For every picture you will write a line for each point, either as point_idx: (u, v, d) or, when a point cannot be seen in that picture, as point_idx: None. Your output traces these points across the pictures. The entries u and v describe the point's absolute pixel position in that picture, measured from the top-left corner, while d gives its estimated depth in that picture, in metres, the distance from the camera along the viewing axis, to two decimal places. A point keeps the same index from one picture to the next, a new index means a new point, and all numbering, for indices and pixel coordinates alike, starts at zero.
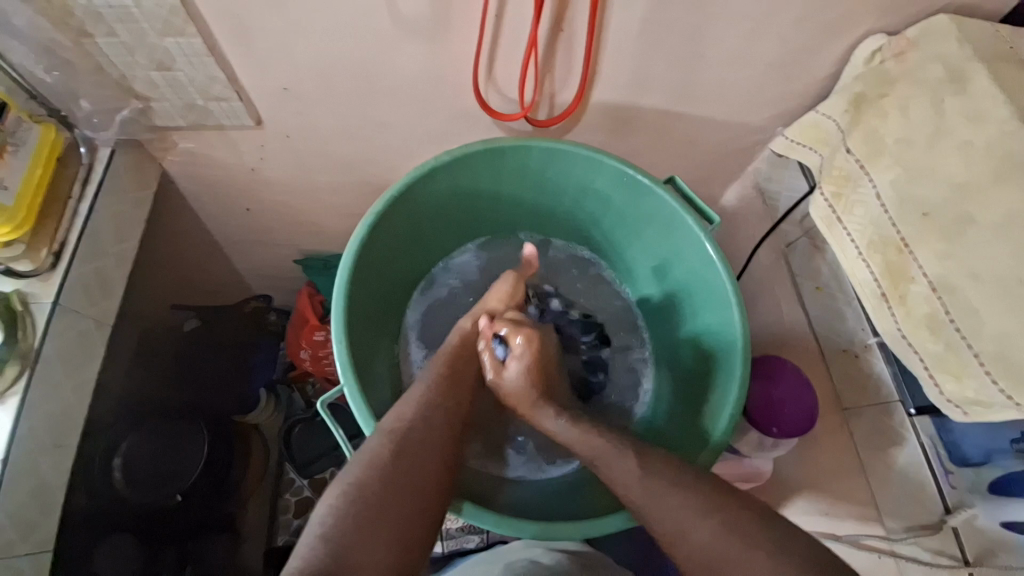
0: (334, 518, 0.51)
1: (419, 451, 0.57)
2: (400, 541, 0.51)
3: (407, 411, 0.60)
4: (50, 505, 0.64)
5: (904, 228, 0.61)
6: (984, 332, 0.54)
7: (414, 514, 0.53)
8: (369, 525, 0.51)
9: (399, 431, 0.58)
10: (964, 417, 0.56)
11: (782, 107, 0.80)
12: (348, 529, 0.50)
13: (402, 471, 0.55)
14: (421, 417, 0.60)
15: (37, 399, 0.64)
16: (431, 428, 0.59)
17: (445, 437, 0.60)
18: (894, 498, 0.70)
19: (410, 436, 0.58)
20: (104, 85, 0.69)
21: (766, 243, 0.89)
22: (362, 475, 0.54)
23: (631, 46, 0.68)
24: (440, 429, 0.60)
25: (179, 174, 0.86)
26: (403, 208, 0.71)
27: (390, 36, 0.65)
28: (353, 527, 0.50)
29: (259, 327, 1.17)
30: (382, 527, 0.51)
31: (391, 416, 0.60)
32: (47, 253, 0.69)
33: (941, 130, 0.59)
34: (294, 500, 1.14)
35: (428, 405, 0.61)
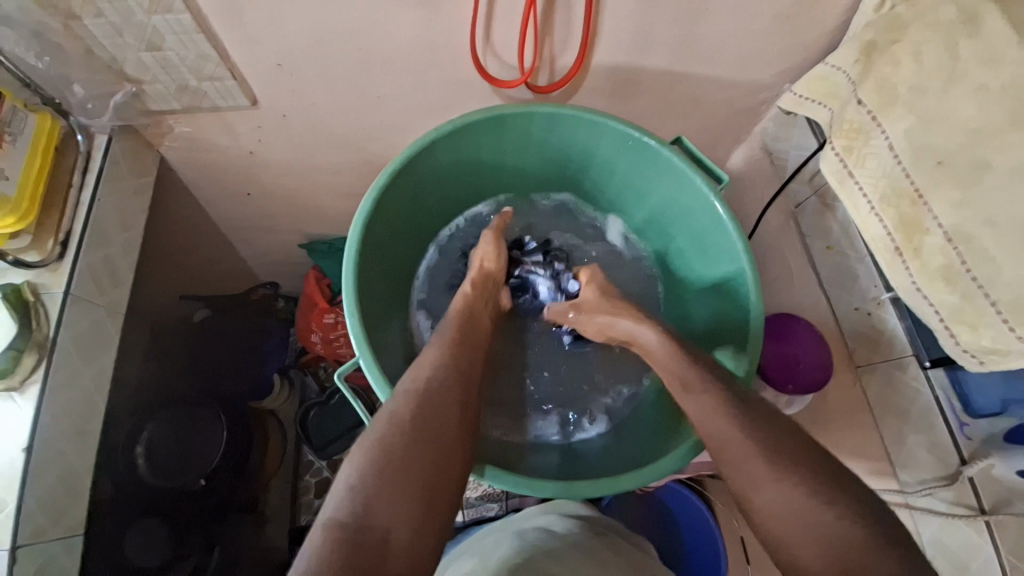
0: (362, 474, 0.50)
1: (441, 408, 0.56)
2: (429, 502, 0.50)
3: (425, 370, 0.60)
4: (78, 491, 0.66)
5: (917, 177, 0.59)
6: (1001, 280, 0.53)
7: (441, 468, 0.52)
8: (396, 486, 0.49)
9: (421, 393, 0.57)
10: (980, 366, 0.56)
11: (788, 61, 0.78)
12: (376, 485, 0.49)
13: (428, 434, 0.54)
14: (439, 374, 0.59)
15: (57, 388, 0.65)
16: (450, 383, 0.59)
17: (463, 392, 0.60)
18: (907, 452, 0.70)
19: (431, 392, 0.57)
20: (96, 70, 0.68)
21: (774, 205, 0.89)
22: (385, 433, 0.53)
23: (632, 2, 0.66)
24: (458, 384, 0.59)
25: (178, 160, 0.85)
26: (406, 181, 0.70)
27: (383, 3, 0.63)
28: (381, 486, 0.49)
29: (268, 312, 1.19)
30: (410, 480, 0.50)
31: (411, 380, 0.59)
32: (53, 243, 0.69)
33: (955, 76, 0.57)
34: (314, 481, 1.20)
35: (445, 361, 0.61)
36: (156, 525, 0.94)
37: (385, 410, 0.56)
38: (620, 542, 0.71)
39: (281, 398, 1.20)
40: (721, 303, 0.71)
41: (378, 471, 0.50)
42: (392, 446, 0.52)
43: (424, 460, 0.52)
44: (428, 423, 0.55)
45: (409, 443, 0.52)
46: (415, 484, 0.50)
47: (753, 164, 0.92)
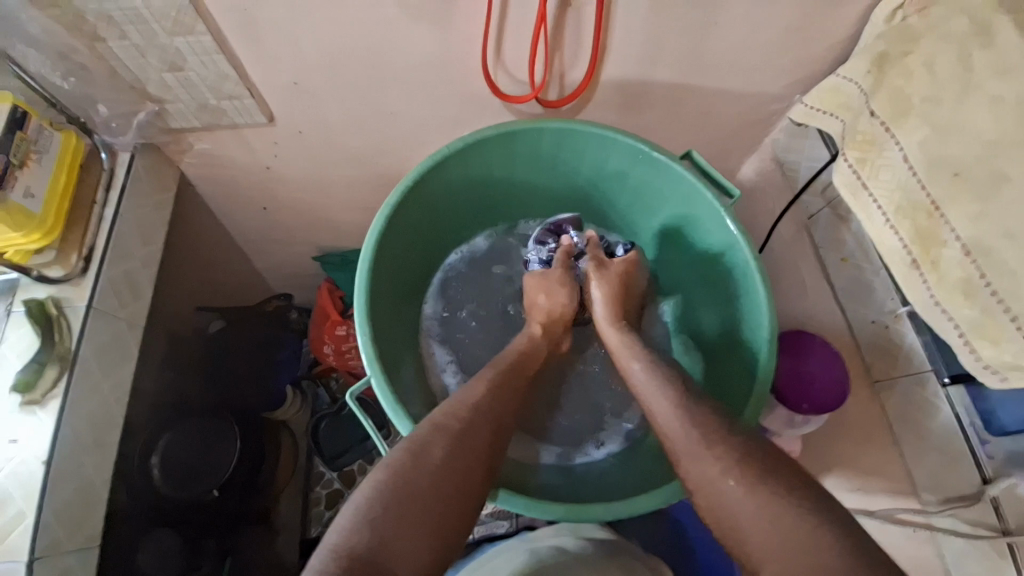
0: (379, 500, 0.50)
1: (466, 443, 0.56)
2: (438, 529, 0.51)
3: (463, 405, 0.60)
4: (95, 501, 0.67)
5: (933, 190, 0.58)
6: (1022, 294, 0.52)
7: (458, 504, 0.53)
8: (410, 510, 0.50)
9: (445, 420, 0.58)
10: (1001, 383, 0.55)
11: (800, 73, 0.77)
12: (392, 513, 0.49)
13: (449, 460, 0.54)
14: (471, 408, 0.59)
15: (76, 400, 0.66)
16: (480, 421, 0.59)
17: (494, 433, 0.59)
18: (928, 470, 0.68)
19: (459, 429, 0.57)
20: (120, 90, 0.71)
21: (786, 217, 0.88)
22: (409, 462, 0.53)
23: (641, 18, 0.66)
24: (489, 423, 0.59)
25: (196, 175, 0.87)
26: (418, 197, 0.71)
27: (397, 23, 0.64)
28: (394, 509, 0.50)
29: (283, 325, 1.20)
30: (427, 514, 0.50)
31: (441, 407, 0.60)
32: (76, 258, 0.71)
33: (971, 86, 0.56)
34: (325, 494, 1.19)
35: (476, 395, 0.61)
36: (169, 535, 0.95)
37: (409, 437, 0.56)
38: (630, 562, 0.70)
39: (293, 409, 1.20)
40: (734, 319, 0.70)
41: (396, 499, 0.50)
42: (413, 477, 0.52)
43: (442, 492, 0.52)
44: (453, 459, 0.54)
45: (432, 477, 0.52)
46: (430, 522, 0.50)
47: (764, 175, 0.92)
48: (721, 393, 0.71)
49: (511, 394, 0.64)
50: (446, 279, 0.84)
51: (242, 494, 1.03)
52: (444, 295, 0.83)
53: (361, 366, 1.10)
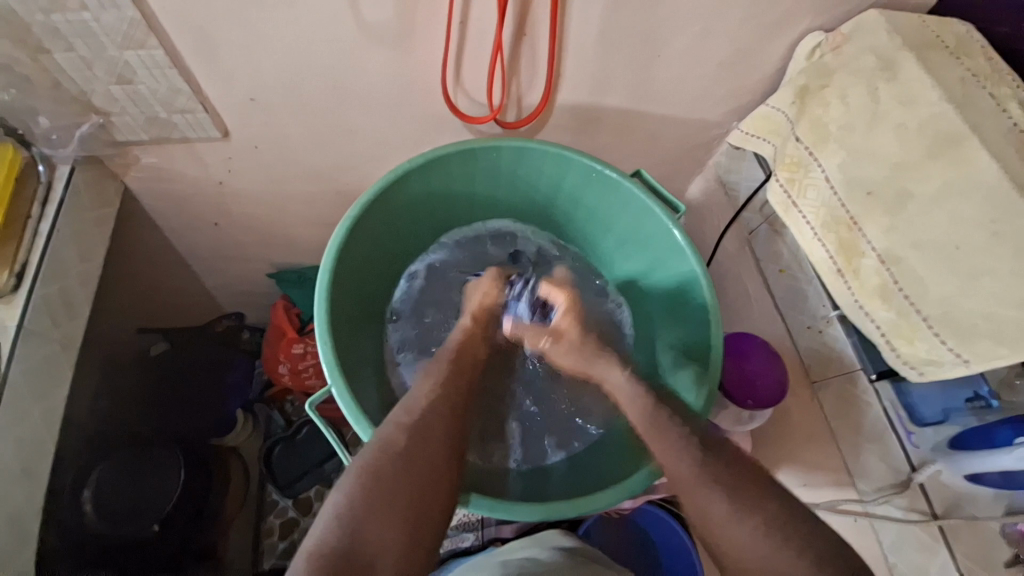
0: (347, 504, 0.51)
1: (429, 439, 0.57)
2: (407, 533, 0.50)
3: (419, 402, 0.61)
4: (26, 536, 0.62)
5: (852, 206, 0.65)
6: (930, 297, 0.59)
7: (433, 499, 0.53)
8: (379, 518, 0.50)
9: (410, 420, 0.58)
10: (920, 377, 0.61)
11: (736, 102, 0.84)
12: (357, 518, 0.49)
13: (413, 461, 0.54)
14: (427, 403, 0.60)
15: (4, 427, 0.61)
16: (437, 412, 0.60)
17: (452, 423, 0.60)
18: (864, 462, 0.74)
19: (421, 424, 0.58)
20: (62, 101, 0.68)
21: (729, 232, 0.94)
22: (373, 460, 0.53)
23: (592, 46, 0.71)
24: (448, 416, 0.60)
25: (143, 191, 0.84)
26: (381, 212, 0.72)
27: (357, 44, 0.66)
28: (362, 518, 0.50)
29: (232, 344, 1.16)
30: (393, 524, 0.50)
31: (402, 408, 0.60)
32: (9, 274, 0.66)
33: (878, 115, 0.64)
34: (279, 522, 1.18)
35: (436, 396, 0.62)
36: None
37: (371, 441, 0.56)
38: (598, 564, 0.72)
39: (244, 434, 1.15)
40: (684, 319, 0.74)
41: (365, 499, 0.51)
42: (384, 474, 0.53)
43: (408, 487, 0.52)
44: (417, 452, 0.55)
45: (395, 475, 0.53)
46: (399, 524, 0.50)
47: (708, 194, 0.98)
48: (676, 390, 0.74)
49: (466, 382, 0.66)
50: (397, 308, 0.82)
51: (187, 527, 0.96)
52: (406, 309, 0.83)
53: (317, 385, 1.07)
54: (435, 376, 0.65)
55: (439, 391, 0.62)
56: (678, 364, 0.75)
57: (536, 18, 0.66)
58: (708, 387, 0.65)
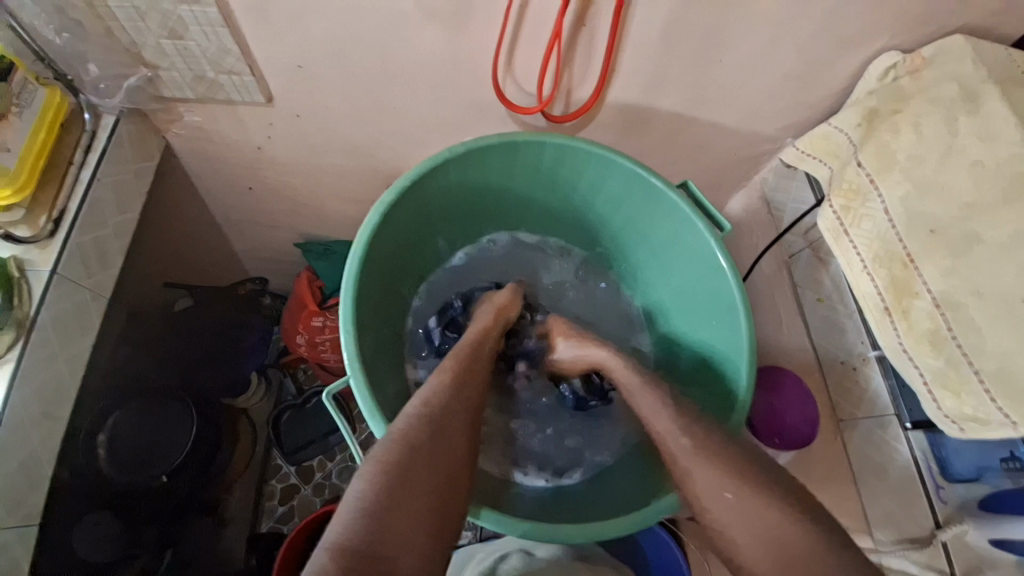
0: (368, 496, 0.50)
1: (446, 432, 0.57)
2: (429, 520, 0.51)
3: (434, 395, 0.60)
4: (39, 479, 0.64)
5: (910, 243, 0.62)
6: (986, 349, 0.56)
7: (448, 491, 0.54)
8: (401, 510, 0.50)
9: (427, 412, 0.58)
10: (961, 434, 0.57)
11: (794, 119, 0.80)
12: (379, 511, 0.49)
13: (433, 455, 0.55)
14: (442, 394, 0.60)
15: (33, 368, 0.63)
16: (454, 408, 0.60)
17: (467, 417, 0.61)
18: (885, 509, 0.70)
19: (438, 416, 0.58)
20: (113, 51, 0.68)
21: (769, 253, 0.89)
22: (390, 455, 0.53)
23: (652, 45, 0.68)
24: (462, 410, 0.60)
25: (183, 148, 0.85)
26: (415, 198, 0.71)
27: (411, 20, 0.64)
28: (383, 509, 0.50)
29: (255, 310, 1.16)
30: (415, 513, 0.51)
31: (415, 399, 0.60)
32: (46, 220, 0.67)
33: (953, 149, 0.61)
34: (280, 488, 1.19)
35: (453, 387, 0.62)
36: (109, 520, 0.90)
37: (390, 432, 0.55)
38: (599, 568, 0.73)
39: (256, 398, 1.19)
40: (714, 344, 0.72)
41: (387, 491, 0.51)
42: (406, 467, 0.53)
43: (429, 479, 0.53)
44: (435, 445, 0.55)
45: (415, 468, 0.53)
46: (421, 514, 0.51)
47: (750, 211, 0.94)
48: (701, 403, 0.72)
49: (479, 378, 0.66)
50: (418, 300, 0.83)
51: (195, 478, 0.98)
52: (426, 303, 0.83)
53: (332, 359, 1.07)
54: (448, 369, 0.64)
55: (452, 383, 0.62)
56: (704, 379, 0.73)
57: (599, 9, 0.63)
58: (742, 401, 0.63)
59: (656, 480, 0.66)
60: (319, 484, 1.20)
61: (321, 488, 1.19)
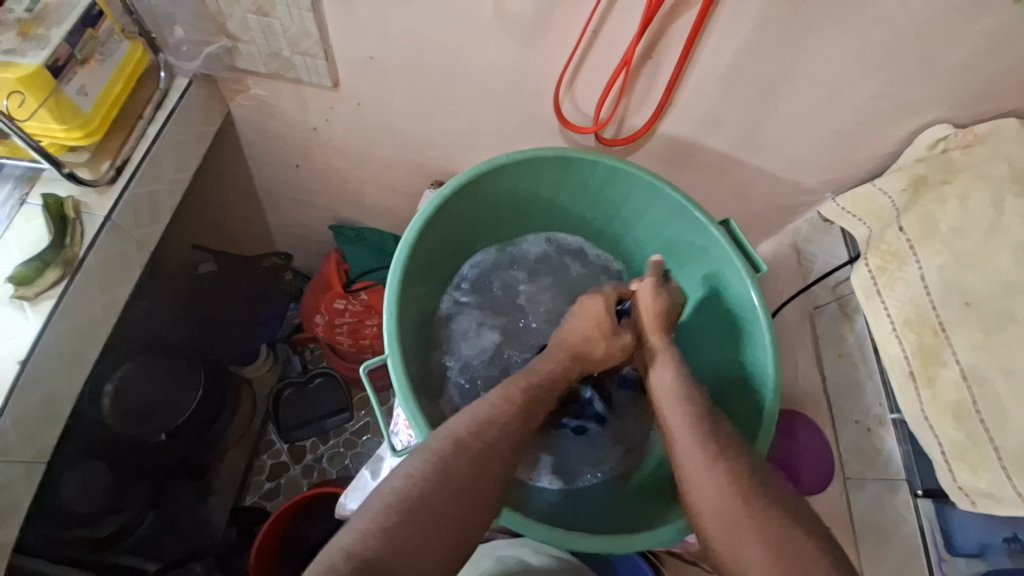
0: (402, 496, 0.51)
1: (480, 442, 0.57)
2: (452, 539, 0.51)
3: (484, 413, 0.61)
4: (55, 417, 0.65)
5: (944, 311, 0.63)
6: (1008, 428, 0.57)
7: (475, 510, 0.54)
8: (429, 520, 0.51)
9: (475, 430, 0.58)
10: (972, 508, 0.58)
11: (837, 175, 0.82)
12: (410, 517, 0.50)
13: (473, 475, 0.55)
14: (497, 418, 0.61)
15: (70, 306, 0.65)
16: (506, 435, 0.60)
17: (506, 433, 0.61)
18: (881, 573, 0.71)
19: (489, 439, 0.58)
20: (200, 17, 0.71)
21: (794, 302, 0.90)
22: (430, 462, 0.54)
23: (712, 85, 0.70)
24: (512, 437, 0.60)
25: (242, 119, 0.88)
26: (467, 197, 0.73)
27: (487, 29, 0.66)
28: (414, 513, 0.50)
29: (275, 283, 1.16)
30: (444, 528, 0.51)
31: (467, 415, 0.60)
32: (109, 167, 0.70)
33: (996, 227, 0.62)
34: (270, 463, 1.20)
35: (507, 410, 0.62)
36: (100, 471, 0.88)
37: (442, 439, 0.57)
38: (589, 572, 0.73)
39: (263, 369, 1.19)
40: (741, 382, 0.72)
41: (419, 497, 0.51)
42: (444, 479, 0.53)
43: (467, 501, 0.53)
44: (477, 466, 0.56)
45: (455, 480, 0.54)
46: (444, 527, 0.51)
47: (780, 257, 0.95)
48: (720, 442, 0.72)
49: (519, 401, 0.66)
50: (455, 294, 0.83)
51: (190, 443, 0.98)
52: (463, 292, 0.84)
53: (345, 343, 1.08)
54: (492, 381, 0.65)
55: (500, 404, 0.62)
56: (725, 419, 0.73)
57: (669, 43, 0.65)
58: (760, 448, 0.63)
59: (664, 507, 0.66)
60: (308, 466, 1.20)
61: (310, 470, 1.20)
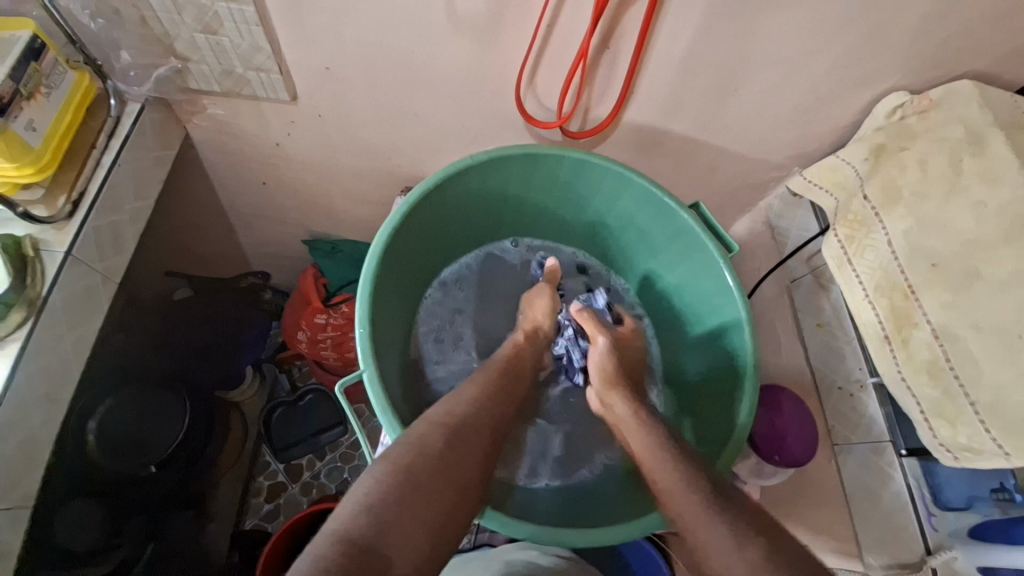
0: (379, 490, 0.50)
1: (466, 444, 0.58)
2: (434, 531, 0.50)
3: (458, 407, 0.61)
4: (36, 462, 0.63)
5: (912, 275, 0.65)
6: (981, 382, 0.58)
7: (456, 501, 0.54)
8: (409, 511, 0.50)
9: (451, 423, 0.59)
10: (953, 462, 0.59)
11: (802, 150, 0.83)
12: (387, 510, 0.49)
13: (449, 464, 0.55)
14: (468, 408, 0.61)
15: (40, 347, 0.63)
16: (479, 422, 0.60)
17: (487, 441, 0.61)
18: (875, 533, 0.71)
19: (458, 428, 0.59)
20: (146, 40, 0.69)
21: (771, 277, 0.91)
22: (406, 457, 0.54)
23: (671, 71, 0.70)
24: (484, 426, 0.61)
25: (202, 139, 0.86)
26: (435, 202, 0.72)
27: (440, 31, 0.66)
28: (393, 505, 0.50)
29: (253, 302, 1.13)
30: (426, 520, 0.50)
31: (442, 408, 0.61)
32: (65, 202, 0.68)
33: (957, 188, 0.64)
34: (267, 484, 1.18)
35: (479, 403, 0.63)
36: (89, 510, 0.85)
37: (409, 434, 0.57)
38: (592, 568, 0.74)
39: (249, 392, 1.18)
40: (716, 363, 0.74)
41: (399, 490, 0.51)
42: (420, 471, 0.53)
43: (444, 490, 0.53)
44: (454, 456, 0.56)
45: (432, 472, 0.53)
46: (426, 516, 0.50)
47: (754, 235, 0.96)
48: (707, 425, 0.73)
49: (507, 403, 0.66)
50: (432, 305, 0.84)
51: (181, 473, 0.97)
52: (435, 312, 0.84)
53: (331, 358, 1.07)
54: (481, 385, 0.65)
55: (478, 399, 0.63)
56: (709, 399, 0.74)
57: (625, 31, 0.65)
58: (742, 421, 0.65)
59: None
60: (306, 483, 1.19)
61: (309, 487, 1.18)
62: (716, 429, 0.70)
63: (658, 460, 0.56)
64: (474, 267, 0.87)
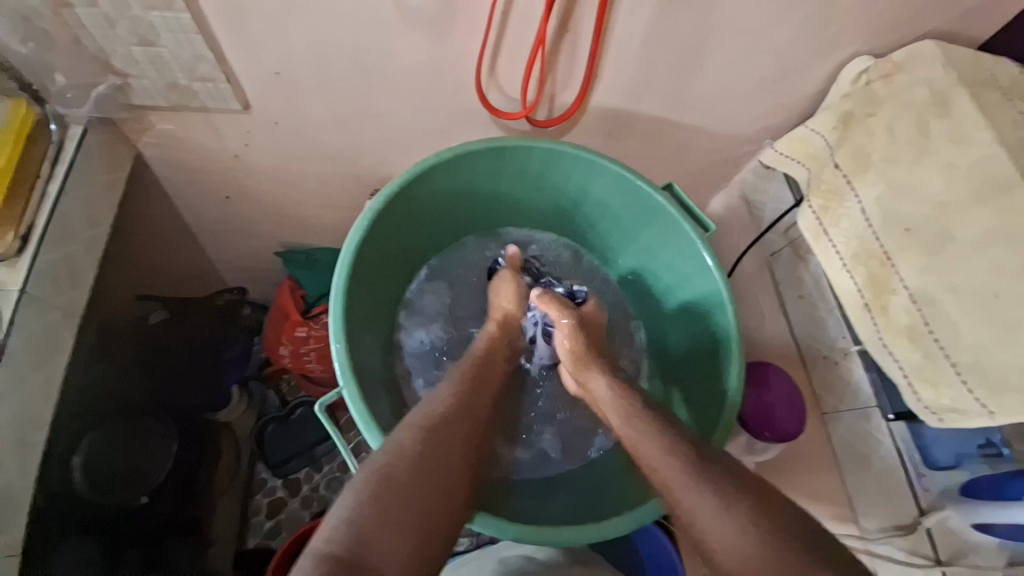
0: (382, 485, 0.51)
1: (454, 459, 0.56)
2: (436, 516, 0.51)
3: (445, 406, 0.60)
4: (15, 510, 0.61)
5: (886, 241, 0.65)
6: (960, 343, 0.58)
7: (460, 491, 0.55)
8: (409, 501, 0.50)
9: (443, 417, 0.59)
10: (939, 423, 0.60)
11: (771, 121, 0.82)
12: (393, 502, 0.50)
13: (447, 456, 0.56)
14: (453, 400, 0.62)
15: (0, 392, 0.60)
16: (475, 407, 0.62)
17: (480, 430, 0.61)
18: (870, 499, 0.73)
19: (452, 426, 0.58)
20: (81, 59, 0.65)
21: (750, 253, 0.91)
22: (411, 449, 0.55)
23: (634, 51, 0.68)
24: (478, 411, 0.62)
25: (156, 158, 0.82)
26: (400, 206, 0.70)
27: (391, 27, 0.63)
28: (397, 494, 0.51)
29: (231, 320, 1.11)
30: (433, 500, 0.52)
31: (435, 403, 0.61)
32: (13, 237, 0.65)
33: (926, 150, 0.64)
34: (266, 501, 1.15)
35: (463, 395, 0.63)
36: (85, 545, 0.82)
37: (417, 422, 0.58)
38: (594, 561, 0.75)
39: (238, 411, 1.14)
40: (701, 344, 0.74)
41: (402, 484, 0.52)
42: (420, 462, 0.54)
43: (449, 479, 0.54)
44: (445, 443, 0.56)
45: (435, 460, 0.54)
46: (435, 498, 0.52)
47: (731, 211, 0.96)
48: (699, 398, 0.73)
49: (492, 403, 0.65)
50: (408, 318, 0.81)
51: (174, 499, 0.94)
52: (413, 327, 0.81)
53: (317, 370, 1.05)
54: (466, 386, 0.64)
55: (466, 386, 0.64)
56: (695, 371, 0.74)
57: (583, 13, 0.63)
58: (733, 389, 0.65)
59: None
60: (305, 497, 1.16)
61: (309, 501, 1.16)
62: (710, 404, 0.70)
63: (674, 444, 0.57)
64: (441, 275, 0.85)
